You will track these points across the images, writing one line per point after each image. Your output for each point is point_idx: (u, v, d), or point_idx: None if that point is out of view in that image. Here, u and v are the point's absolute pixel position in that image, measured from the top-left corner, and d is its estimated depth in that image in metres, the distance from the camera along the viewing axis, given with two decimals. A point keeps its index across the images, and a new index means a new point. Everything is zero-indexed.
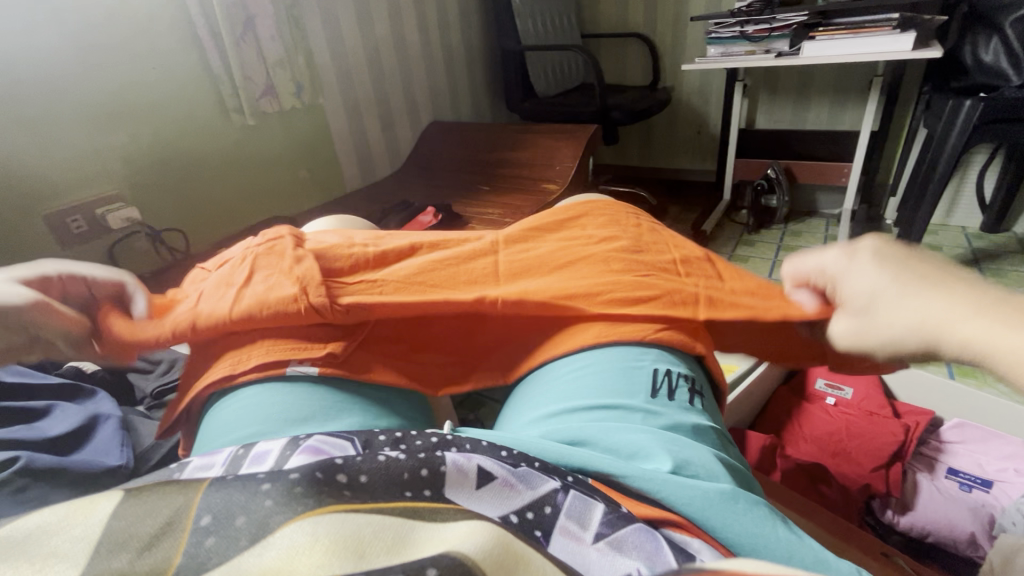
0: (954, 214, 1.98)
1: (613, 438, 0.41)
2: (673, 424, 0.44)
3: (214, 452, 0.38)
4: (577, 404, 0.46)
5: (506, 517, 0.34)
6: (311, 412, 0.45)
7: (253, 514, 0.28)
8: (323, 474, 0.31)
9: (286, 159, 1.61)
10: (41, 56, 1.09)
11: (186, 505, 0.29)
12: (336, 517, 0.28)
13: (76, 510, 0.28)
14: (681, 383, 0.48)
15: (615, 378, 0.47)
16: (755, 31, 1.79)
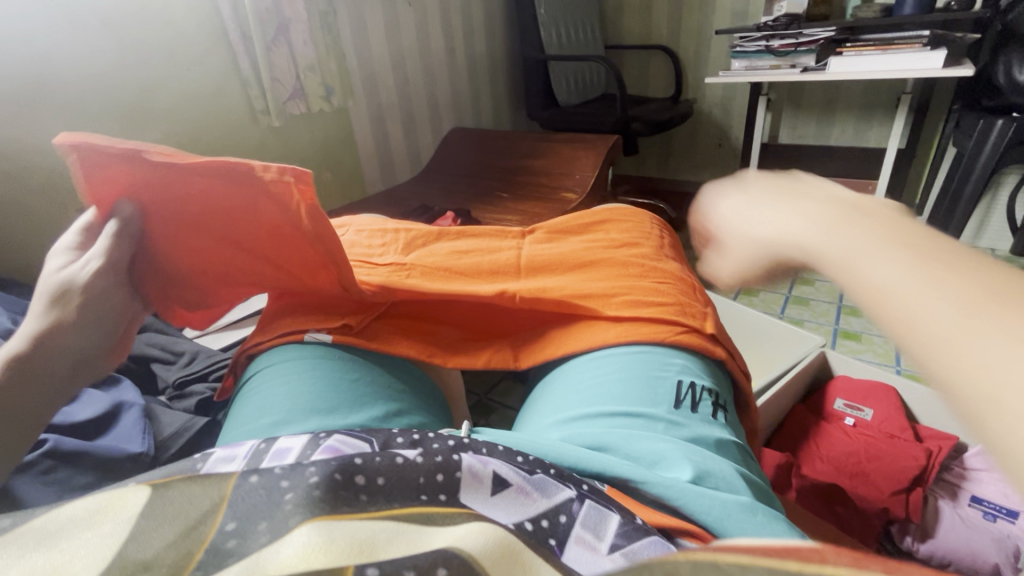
0: (982, 236, 1.93)
1: (633, 446, 0.41)
2: (696, 437, 0.43)
3: (236, 445, 0.38)
4: (599, 410, 0.46)
5: (520, 523, 0.33)
6: (335, 404, 0.46)
7: (274, 520, 0.28)
8: (341, 477, 0.31)
9: (310, 161, 1.64)
10: (82, 56, 1.14)
11: (214, 506, 0.29)
12: (351, 522, 0.28)
13: (109, 504, 0.28)
14: (705, 398, 0.48)
15: (639, 387, 0.47)
16: (781, 46, 1.77)
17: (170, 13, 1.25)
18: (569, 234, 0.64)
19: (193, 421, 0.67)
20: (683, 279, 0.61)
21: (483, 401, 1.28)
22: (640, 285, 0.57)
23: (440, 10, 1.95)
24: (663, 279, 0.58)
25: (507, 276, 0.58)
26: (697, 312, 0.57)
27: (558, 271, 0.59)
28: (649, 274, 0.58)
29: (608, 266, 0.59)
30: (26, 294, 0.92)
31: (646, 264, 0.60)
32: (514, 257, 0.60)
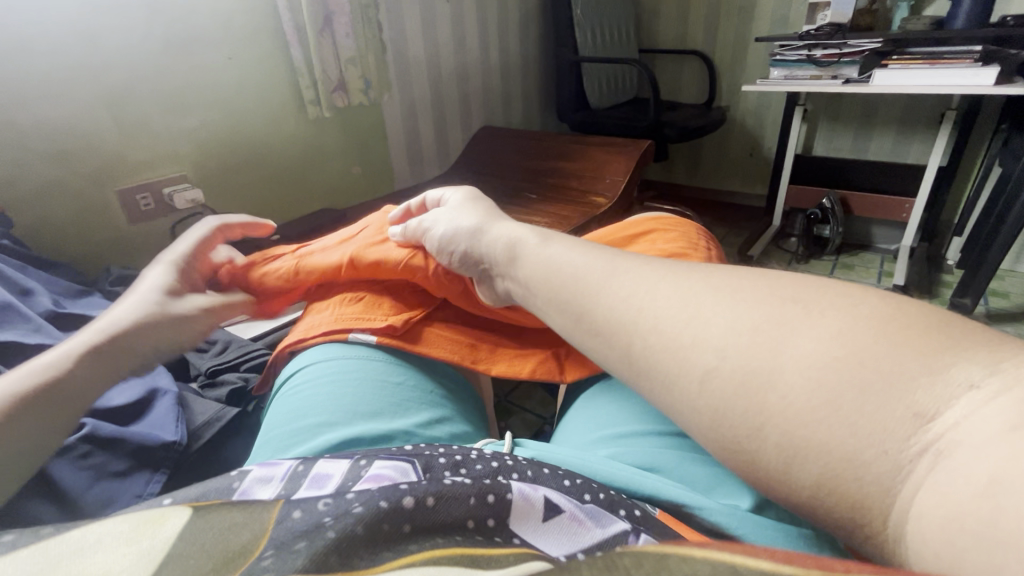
0: (1023, 260, 1.87)
1: (686, 470, 0.40)
2: None
3: (274, 463, 0.37)
4: (647, 428, 0.44)
5: (572, 556, 0.31)
6: (379, 407, 0.45)
7: (312, 540, 0.27)
8: (387, 506, 0.30)
9: (344, 153, 1.65)
10: (127, 41, 1.15)
11: (252, 542, 0.28)
12: (391, 571, 0.26)
13: (147, 524, 0.28)
14: None
15: None
16: (823, 56, 1.72)
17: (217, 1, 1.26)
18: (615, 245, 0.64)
19: (225, 411, 0.67)
20: None
21: (502, 403, 1.27)
22: None
23: (477, 7, 1.94)
24: None
25: None
26: None
27: None
28: None
29: None
30: (65, 274, 0.94)
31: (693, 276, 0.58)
32: None
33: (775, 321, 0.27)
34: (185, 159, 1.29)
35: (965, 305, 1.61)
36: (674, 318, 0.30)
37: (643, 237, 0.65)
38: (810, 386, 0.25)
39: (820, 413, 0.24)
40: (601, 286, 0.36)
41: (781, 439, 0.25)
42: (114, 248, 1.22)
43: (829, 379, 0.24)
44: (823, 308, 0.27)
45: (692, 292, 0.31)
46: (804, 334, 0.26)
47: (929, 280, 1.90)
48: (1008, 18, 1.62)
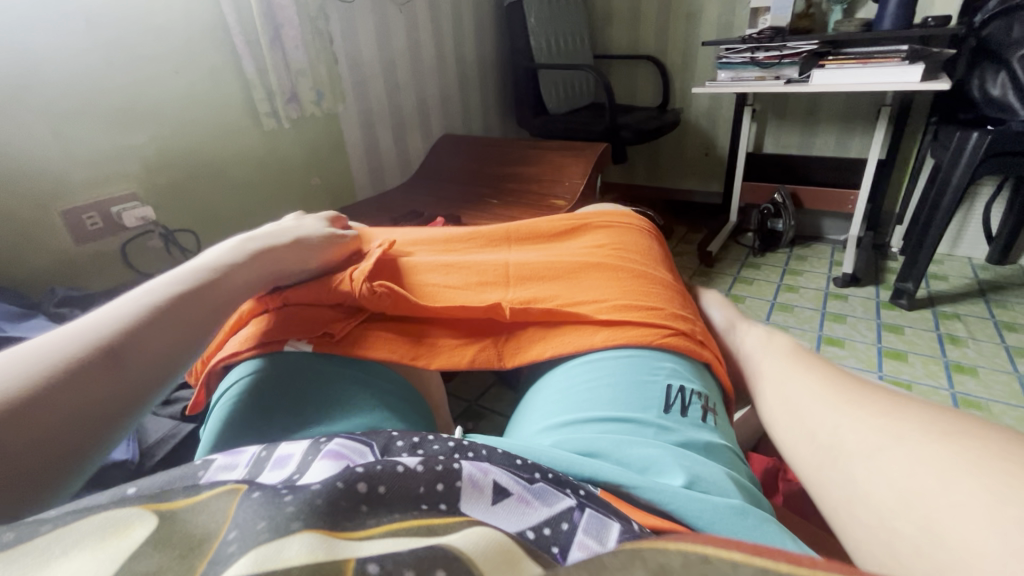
0: (959, 244, 1.98)
1: (624, 452, 0.42)
2: (686, 441, 0.44)
3: (237, 452, 0.37)
4: (587, 416, 0.46)
5: (521, 533, 0.32)
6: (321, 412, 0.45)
7: (274, 519, 0.27)
8: (343, 486, 0.31)
9: (301, 164, 1.64)
10: (67, 59, 1.13)
11: (216, 531, 0.27)
12: (355, 541, 0.27)
13: (111, 523, 0.27)
14: (694, 401, 0.48)
15: (629, 392, 0.48)
16: (765, 58, 1.80)
17: (160, 15, 1.25)
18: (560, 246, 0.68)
19: (179, 428, 0.67)
20: (665, 284, 0.63)
21: (472, 408, 1.28)
22: (622, 292, 0.58)
23: (431, 17, 1.97)
24: (645, 284, 0.61)
25: (497, 285, 0.60)
26: (681, 315, 0.58)
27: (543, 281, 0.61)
28: (633, 280, 0.61)
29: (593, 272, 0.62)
30: (7, 299, 0.91)
31: (628, 272, 0.62)
32: (502, 268, 0.62)
33: (893, 411, 0.41)
34: (133, 176, 1.26)
35: (908, 289, 1.70)
36: (861, 451, 0.39)
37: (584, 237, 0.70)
38: (881, 441, 0.39)
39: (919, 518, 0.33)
40: (811, 422, 0.45)
41: (857, 478, 0.38)
42: (60, 271, 1.18)
43: (899, 437, 0.38)
44: (989, 455, 0.33)
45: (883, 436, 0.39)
46: (895, 421, 0.39)
47: (876, 268, 2.00)
48: (930, 19, 1.74)
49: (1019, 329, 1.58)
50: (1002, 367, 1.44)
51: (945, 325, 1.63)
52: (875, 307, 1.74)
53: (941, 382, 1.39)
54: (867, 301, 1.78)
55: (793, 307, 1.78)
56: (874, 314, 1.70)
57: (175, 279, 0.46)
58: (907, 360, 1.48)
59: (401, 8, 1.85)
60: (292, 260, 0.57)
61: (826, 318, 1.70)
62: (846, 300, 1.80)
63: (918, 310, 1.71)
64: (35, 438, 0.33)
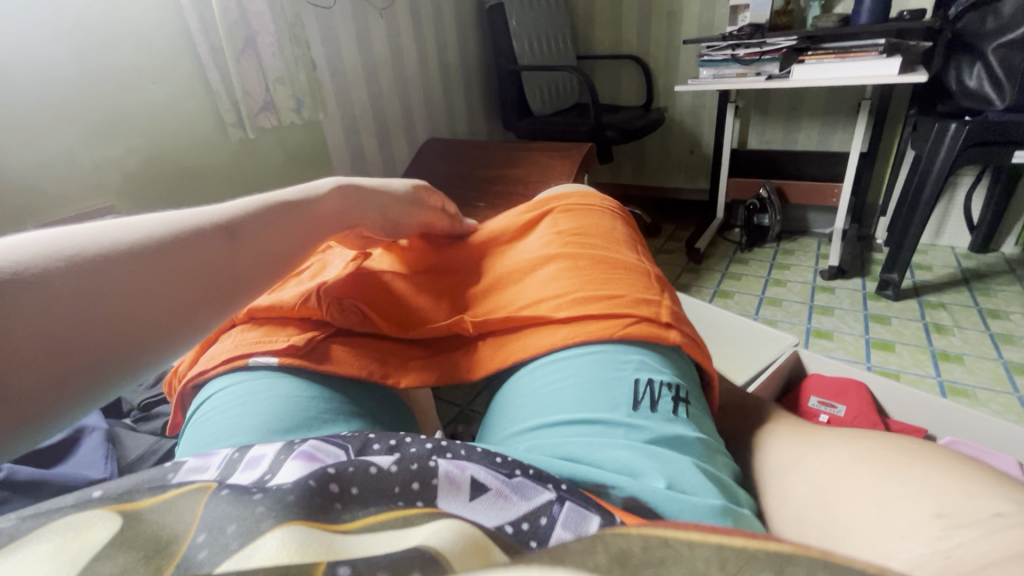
0: (943, 234, 2.00)
1: (596, 455, 0.41)
2: (656, 438, 0.43)
3: (209, 455, 0.36)
4: (557, 420, 0.45)
5: (500, 528, 0.31)
6: (294, 422, 0.45)
7: (244, 521, 0.26)
8: (315, 484, 0.30)
9: (284, 172, 1.62)
10: (38, 72, 1.11)
11: (185, 531, 0.26)
12: (334, 533, 0.27)
13: (73, 525, 0.25)
14: (664, 393, 0.47)
15: (597, 392, 0.47)
16: (746, 54, 1.82)
17: (135, 25, 1.23)
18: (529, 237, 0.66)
19: (159, 445, 0.65)
20: (635, 269, 0.61)
21: (464, 413, 1.27)
22: (587, 283, 0.57)
23: (413, 22, 1.96)
24: (613, 272, 0.59)
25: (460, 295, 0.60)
26: (648, 302, 0.56)
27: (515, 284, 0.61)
28: (599, 269, 0.59)
29: (560, 262, 0.60)
30: None
31: (595, 260, 0.60)
32: None
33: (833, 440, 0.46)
34: (110, 189, 1.24)
35: (893, 279, 1.71)
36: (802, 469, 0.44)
37: (556, 215, 0.68)
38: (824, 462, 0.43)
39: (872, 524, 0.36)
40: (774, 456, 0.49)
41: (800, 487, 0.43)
42: None
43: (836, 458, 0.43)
44: (910, 466, 0.38)
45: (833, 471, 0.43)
46: (832, 449, 0.45)
47: (862, 260, 2.02)
48: (906, 13, 1.76)
49: (1002, 316, 1.61)
50: (988, 355, 1.46)
51: (930, 314, 1.65)
52: (861, 298, 1.76)
53: (928, 371, 1.41)
54: (853, 293, 1.80)
55: (782, 301, 1.78)
56: (861, 305, 1.72)
57: (224, 214, 0.45)
58: (895, 351, 1.49)
59: (381, 13, 1.84)
60: (336, 207, 0.55)
61: (814, 311, 1.71)
62: (833, 292, 1.81)
63: (904, 300, 1.73)
64: (34, 346, 0.31)
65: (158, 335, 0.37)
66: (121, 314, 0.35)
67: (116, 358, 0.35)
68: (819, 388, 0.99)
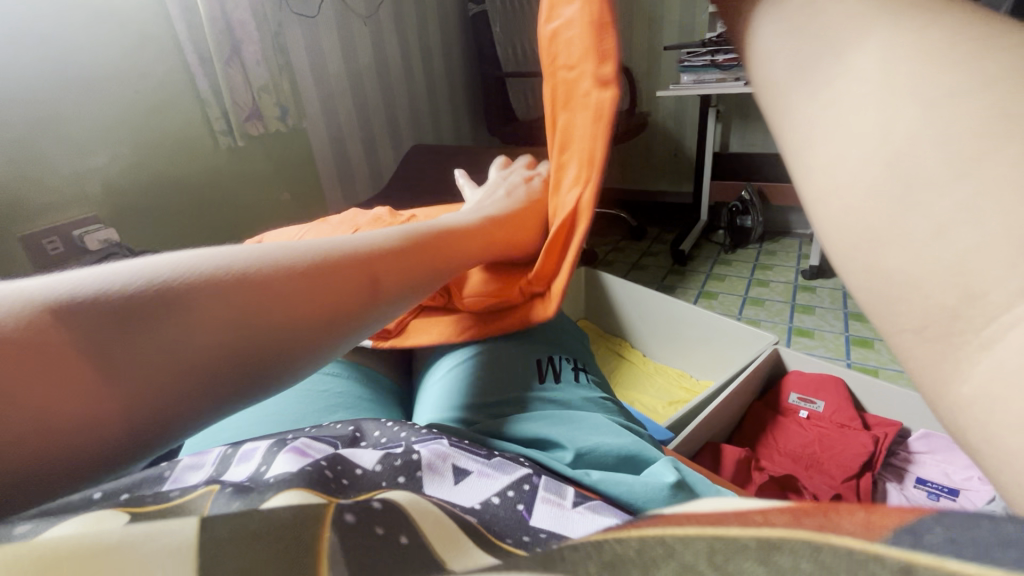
0: None
1: (520, 428, 0.44)
2: (565, 406, 0.48)
3: (203, 453, 0.37)
4: (481, 399, 0.48)
5: (486, 501, 0.32)
6: (304, 416, 0.48)
7: (245, 498, 0.27)
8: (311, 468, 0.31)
9: (270, 181, 1.62)
10: (17, 81, 1.10)
11: (186, 510, 0.27)
12: (329, 501, 0.27)
13: (75, 512, 0.25)
14: (563, 368, 0.55)
15: (510, 376, 0.51)
16: (725, 60, 1.86)
17: (119, 33, 1.24)
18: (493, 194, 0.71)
19: None
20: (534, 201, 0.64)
21: None
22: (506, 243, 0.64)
23: (399, 31, 1.99)
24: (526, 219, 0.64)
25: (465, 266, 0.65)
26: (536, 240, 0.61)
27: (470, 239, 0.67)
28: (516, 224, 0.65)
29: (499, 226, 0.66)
30: None
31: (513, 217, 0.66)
32: None
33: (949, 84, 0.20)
34: (93, 198, 1.24)
35: None
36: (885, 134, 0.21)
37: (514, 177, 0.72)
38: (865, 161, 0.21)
39: (879, 171, 0.20)
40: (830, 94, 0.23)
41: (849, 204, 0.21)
42: None
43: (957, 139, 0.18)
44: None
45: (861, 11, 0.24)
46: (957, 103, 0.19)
47: None
48: None
49: None
50: None
51: None
52: (841, 297, 1.80)
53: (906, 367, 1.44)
54: (834, 292, 1.83)
55: (764, 301, 1.82)
56: (842, 304, 1.75)
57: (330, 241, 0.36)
58: (874, 348, 1.52)
59: (366, 22, 1.86)
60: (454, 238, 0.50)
61: (796, 310, 1.74)
62: (814, 291, 1.85)
63: None
64: (98, 388, 0.23)
65: (235, 382, 0.27)
66: (195, 349, 0.26)
67: (203, 392, 0.26)
68: (800, 384, 1.02)
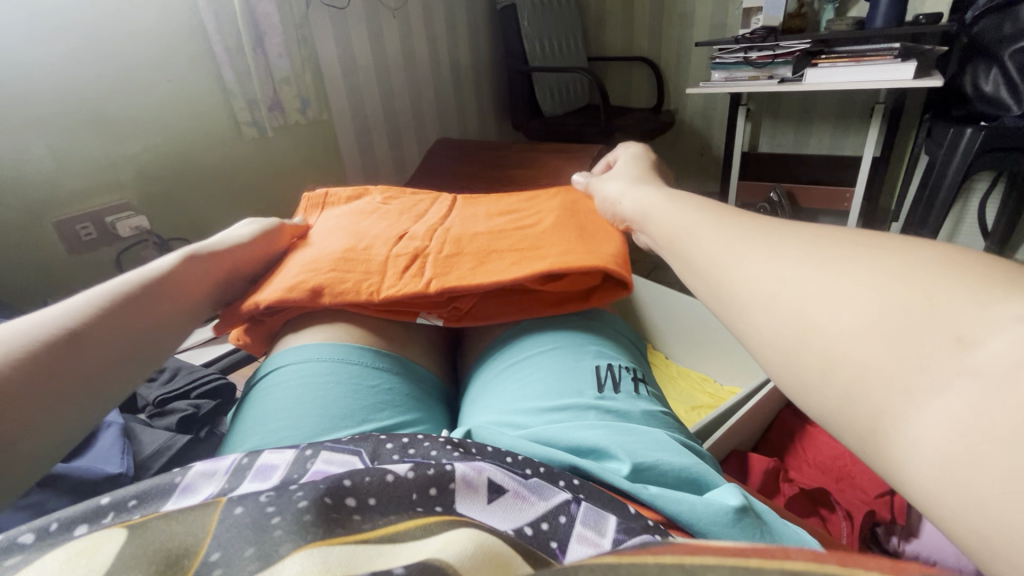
0: (956, 240, 1.99)
1: (574, 435, 0.42)
2: (625, 415, 0.46)
3: (218, 459, 0.36)
4: (536, 407, 0.47)
5: (519, 530, 0.31)
6: (350, 411, 0.47)
7: (262, 544, 0.26)
8: (331, 499, 0.29)
9: (293, 169, 1.63)
10: (57, 75, 1.12)
11: (194, 545, 0.26)
12: (346, 548, 0.26)
13: (78, 553, 0.25)
14: (624, 375, 0.52)
15: (565, 381, 0.50)
16: (759, 57, 1.79)
17: (150, 24, 1.24)
18: (494, 199, 0.73)
19: (175, 440, 0.66)
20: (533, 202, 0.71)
21: None
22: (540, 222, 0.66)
23: (426, 21, 1.97)
24: (543, 210, 0.69)
25: (511, 239, 0.63)
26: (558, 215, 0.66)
27: (497, 222, 0.66)
28: (537, 212, 0.68)
29: (519, 213, 0.68)
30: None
31: (529, 211, 0.69)
32: (496, 226, 0.65)
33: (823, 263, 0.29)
34: (127, 187, 1.26)
35: None
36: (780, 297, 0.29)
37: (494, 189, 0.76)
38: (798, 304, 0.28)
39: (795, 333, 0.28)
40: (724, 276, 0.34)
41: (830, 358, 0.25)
42: (51, 280, 1.19)
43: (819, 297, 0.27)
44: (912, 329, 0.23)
45: (706, 232, 0.39)
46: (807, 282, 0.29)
47: None
48: (921, 17, 1.75)
49: None
50: None
51: None
52: None
53: None
54: None
55: None
56: None
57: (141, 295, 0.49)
58: None
59: (394, 13, 1.84)
60: (492, 232, 0.64)
61: None
62: None
63: None
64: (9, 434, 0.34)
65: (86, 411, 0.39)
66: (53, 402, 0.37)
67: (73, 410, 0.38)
68: None
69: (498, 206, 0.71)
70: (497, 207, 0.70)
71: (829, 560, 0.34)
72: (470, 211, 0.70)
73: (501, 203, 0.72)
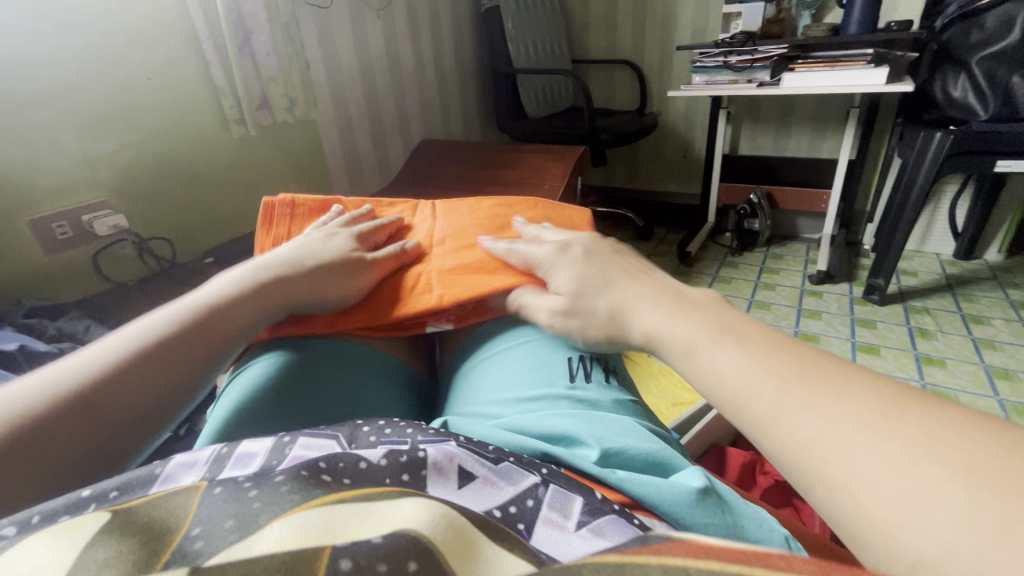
0: (928, 241, 2.04)
1: (547, 423, 0.44)
2: (597, 404, 0.47)
3: (198, 449, 0.36)
4: (512, 397, 0.48)
5: (489, 512, 0.32)
6: (332, 410, 0.49)
7: (241, 517, 0.27)
8: (308, 474, 0.30)
9: (274, 169, 1.61)
10: (35, 71, 1.11)
11: (177, 524, 0.27)
12: (322, 516, 0.27)
13: (62, 531, 0.25)
14: (597, 366, 0.53)
15: (540, 370, 0.51)
16: (738, 61, 1.83)
17: (130, 20, 1.23)
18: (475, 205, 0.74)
19: None
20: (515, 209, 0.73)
21: None
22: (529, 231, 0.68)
23: (410, 22, 1.98)
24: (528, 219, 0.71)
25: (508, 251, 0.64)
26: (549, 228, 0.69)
27: (488, 231, 0.67)
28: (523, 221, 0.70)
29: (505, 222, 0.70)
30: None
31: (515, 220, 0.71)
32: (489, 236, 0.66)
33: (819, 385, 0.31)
34: (104, 185, 1.24)
35: (879, 285, 1.73)
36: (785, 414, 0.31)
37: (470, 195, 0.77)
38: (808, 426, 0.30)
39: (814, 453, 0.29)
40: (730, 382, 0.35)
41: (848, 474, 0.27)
42: (26, 281, 1.16)
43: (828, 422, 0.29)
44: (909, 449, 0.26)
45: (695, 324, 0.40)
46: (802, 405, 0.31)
47: (849, 265, 2.04)
48: (893, 23, 1.80)
49: (984, 322, 1.63)
50: (970, 359, 1.48)
51: (915, 319, 1.67)
52: (848, 303, 1.78)
53: (912, 375, 1.43)
54: (840, 298, 1.82)
55: (771, 305, 1.80)
56: (848, 310, 1.74)
57: (141, 332, 0.43)
58: (880, 354, 1.51)
59: (378, 13, 1.85)
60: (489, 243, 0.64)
61: (802, 315, 1.72)
62: (821, 297, 1.83)
63: (889, 304, 1.75)
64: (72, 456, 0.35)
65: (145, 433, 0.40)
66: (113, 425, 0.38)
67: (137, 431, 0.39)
68: None
69: (482, 212, 0.72)
70: (480, 214, 0.72)
71: (784, 538, 0.36)
72: (456, 218, 0.71)
73: (482, 209, 0.73)
